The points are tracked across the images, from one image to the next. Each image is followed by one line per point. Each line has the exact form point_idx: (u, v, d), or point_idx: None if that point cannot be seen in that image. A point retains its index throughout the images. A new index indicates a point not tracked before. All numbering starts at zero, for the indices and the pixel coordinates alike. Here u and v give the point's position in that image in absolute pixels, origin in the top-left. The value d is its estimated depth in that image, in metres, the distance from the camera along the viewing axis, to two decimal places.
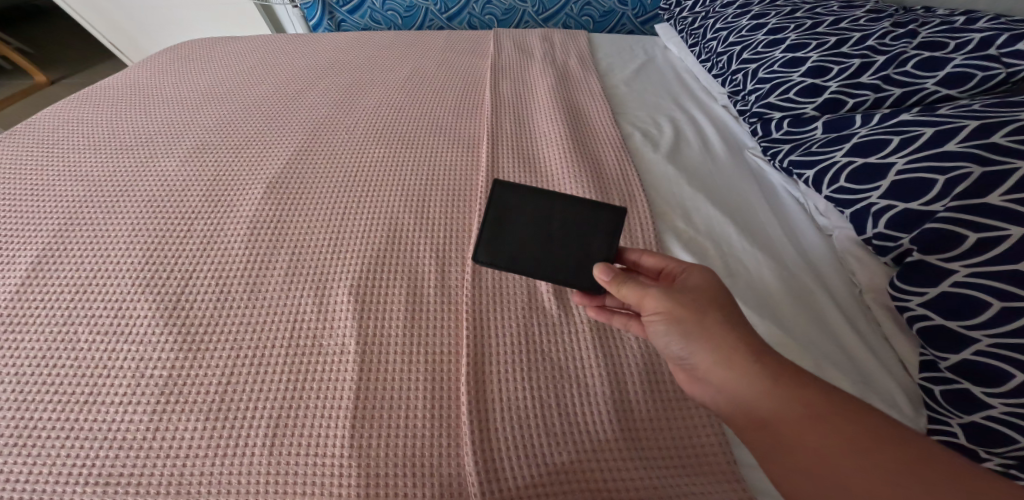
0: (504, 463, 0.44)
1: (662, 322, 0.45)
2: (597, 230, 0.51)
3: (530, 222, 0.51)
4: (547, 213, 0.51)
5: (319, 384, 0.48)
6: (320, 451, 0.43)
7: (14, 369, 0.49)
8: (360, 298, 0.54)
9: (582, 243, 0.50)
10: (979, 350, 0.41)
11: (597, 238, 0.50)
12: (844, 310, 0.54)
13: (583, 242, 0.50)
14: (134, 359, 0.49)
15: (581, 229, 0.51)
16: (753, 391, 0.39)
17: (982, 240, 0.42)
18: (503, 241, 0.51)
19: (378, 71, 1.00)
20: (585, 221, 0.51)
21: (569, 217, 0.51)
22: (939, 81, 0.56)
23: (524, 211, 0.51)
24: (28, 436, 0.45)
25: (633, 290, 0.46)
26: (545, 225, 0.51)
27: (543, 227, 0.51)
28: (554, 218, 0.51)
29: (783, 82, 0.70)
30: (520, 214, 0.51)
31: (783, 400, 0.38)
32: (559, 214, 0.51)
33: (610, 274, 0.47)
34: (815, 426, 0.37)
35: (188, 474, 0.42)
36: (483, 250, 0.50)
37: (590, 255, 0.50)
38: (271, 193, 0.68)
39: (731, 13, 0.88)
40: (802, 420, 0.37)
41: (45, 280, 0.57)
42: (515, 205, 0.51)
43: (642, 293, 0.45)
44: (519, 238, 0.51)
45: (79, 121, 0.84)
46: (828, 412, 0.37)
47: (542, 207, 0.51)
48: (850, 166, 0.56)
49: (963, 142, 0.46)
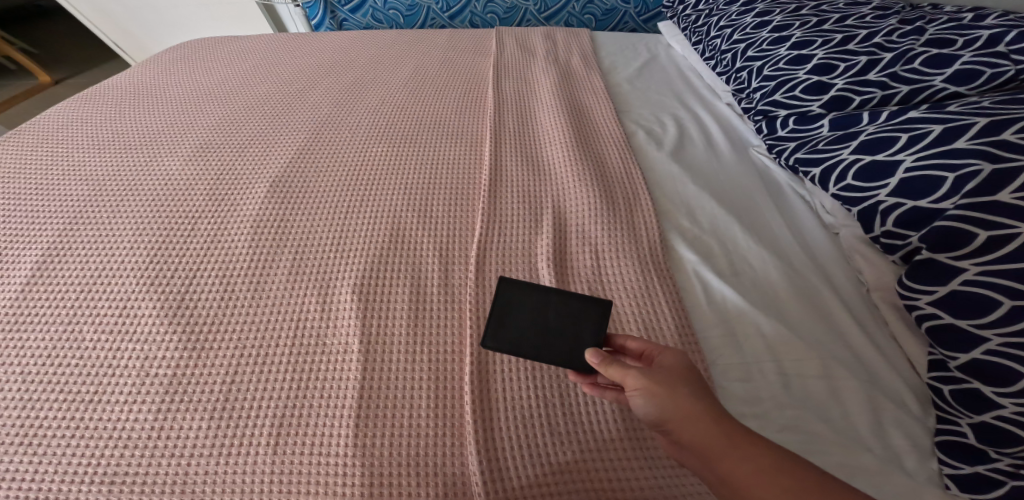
0: (507, 463, 0.43)
1: (640, 392, 0.40)
2: (590, 317, 0.46)
3: (520, 311, 0.47)
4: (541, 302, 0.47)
5: (323, 383, 0.47)
6: (323, 450, 0.43)
7: (20, 367, 0.49)
8: (364, 298, 0.54)
9: (576, 333, 0.46)
10: (989, 350, 0.40)
11: (590, 323, 0.46)
12: (851, 309, 0.53)
13: (576, 331, 0.46)
14: (138, 358, 0.49)
15: (573, 319, 0.46)
16: (708, 443, 0.37)
17: (993, 239, 0.41)
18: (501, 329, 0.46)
19: (380, 69, 1.00)
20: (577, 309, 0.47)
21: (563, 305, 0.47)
22: (947, 78, 0.55)
23: (512, 300, 0.47)
24: (33, 436, 0.45)
25: (620, 370, 0.41)
26: (535, 314, 0.47)
27: (533, 316, 0.46)
28: (545, 306, 0.47)
29: (788, 80, 0.70)
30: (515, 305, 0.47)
31: (736, 451, 0.36)
32: (550, 303, 0.47)
33: (597, 356, 0.42)
34: (764, 476, 0.35)
35: (193, 473, 0.42)
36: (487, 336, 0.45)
37: (581, 332, 0.46)
38: (274, 192, 0.68)
39: (736, 10, 0.87)
40: (755, 474, 0.35)
41: (51, 279, 0.57)
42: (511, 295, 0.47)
43: (628, 373, 0.40)
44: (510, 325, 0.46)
45: (83, 120, 0.85)
46: (774, 464, 0.35)
47: (533, 294, 0.47)
48: (858, 164, 0.55)
49: (972, 140, 0.46)
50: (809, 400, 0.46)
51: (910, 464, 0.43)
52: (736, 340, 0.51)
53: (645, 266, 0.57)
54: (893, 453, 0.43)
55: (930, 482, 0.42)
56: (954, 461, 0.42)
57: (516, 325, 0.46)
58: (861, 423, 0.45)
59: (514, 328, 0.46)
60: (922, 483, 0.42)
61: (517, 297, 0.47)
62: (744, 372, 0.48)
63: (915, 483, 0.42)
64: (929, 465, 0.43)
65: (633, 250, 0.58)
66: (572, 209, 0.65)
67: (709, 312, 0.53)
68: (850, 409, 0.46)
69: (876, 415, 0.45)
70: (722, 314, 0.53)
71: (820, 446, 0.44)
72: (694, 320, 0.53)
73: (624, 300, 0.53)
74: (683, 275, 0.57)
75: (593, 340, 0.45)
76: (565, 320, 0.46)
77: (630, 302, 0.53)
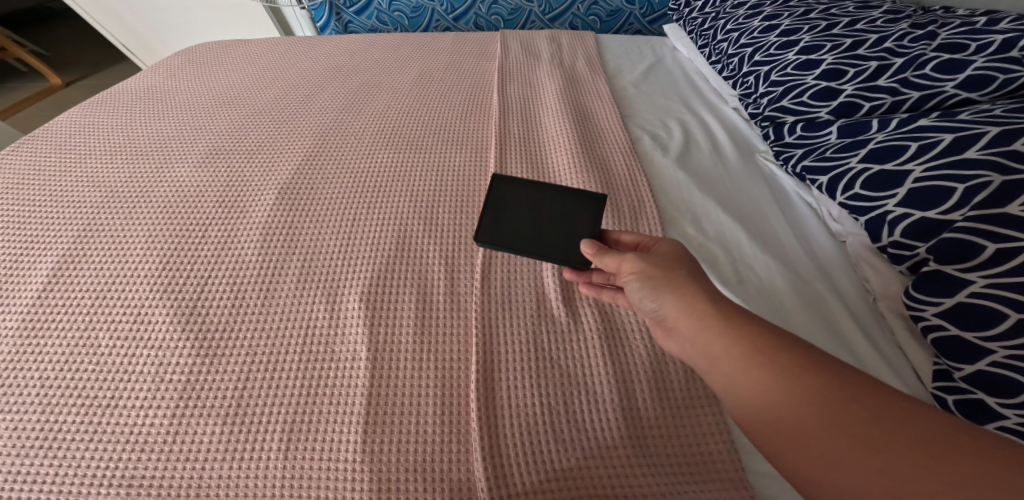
0: (513, 468, 0.44)
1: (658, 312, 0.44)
2: (582, 212, 0.54)
3: (520, 210, 0.55)
4: (538, 207, 0.55)
5: (332, 390, 0.48)
6: (333, 455, 0.44)
7: (37, 373, 0.50)
8: (371, 306, 0.55)
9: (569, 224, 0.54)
10: (994, 362, 0.40)
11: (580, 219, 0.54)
12: (857, 317, 0.53)
13: (572, 225, 0.54)
14: (153, 364, 0.50)
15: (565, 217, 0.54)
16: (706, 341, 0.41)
17: (1001, 251, 0.41)
18: (506, 225, 0.54)
19: (385, 73, 1.01)
20: (567, 210, 0.55)
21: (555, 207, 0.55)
22: (959, 84, 0.55)
23: (513, 200, 0.56)
24: (53, 440, 0.46)
25: (616, 257, 0.47)
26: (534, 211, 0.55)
27: (530, 213, 0.55)
28: (540, 207, 0.55)
29: (796, 86, 0.69)
30: (518, 209, 0.55)
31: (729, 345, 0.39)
32: (545, 203, 0.55)
33: (593, 248, 0.48)
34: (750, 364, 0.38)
35: (207, 477, 0.43)
36: (495, 231, 0.54)
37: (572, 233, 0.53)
38: (282, 199, 0.69)
39: (742, 14, 0.86)
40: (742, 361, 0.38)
41: (66, 286, 0.58)
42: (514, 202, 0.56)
43: (624, 258, 0.47)
44: (511, 223, 0.54)
45: (94, 126, 0.86)
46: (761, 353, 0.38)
47: (531, 200, 0.55)
48: (867, 173, 0.55)
49: (983, 150, 0.46)
50: None
51: None
52: None
53: None
54: None
55: None
56: None
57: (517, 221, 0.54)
58: None
59: (515, 223, 0.54)
60: None
61: (516, 200, 0.56)
62: None
63: None
64: None
65: None
66: None
67: None
68: None
69: None
70: None
71: None
72: None
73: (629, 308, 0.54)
74: None
75: (590, 233, 0.53)
76: (559, 215, 0.54)
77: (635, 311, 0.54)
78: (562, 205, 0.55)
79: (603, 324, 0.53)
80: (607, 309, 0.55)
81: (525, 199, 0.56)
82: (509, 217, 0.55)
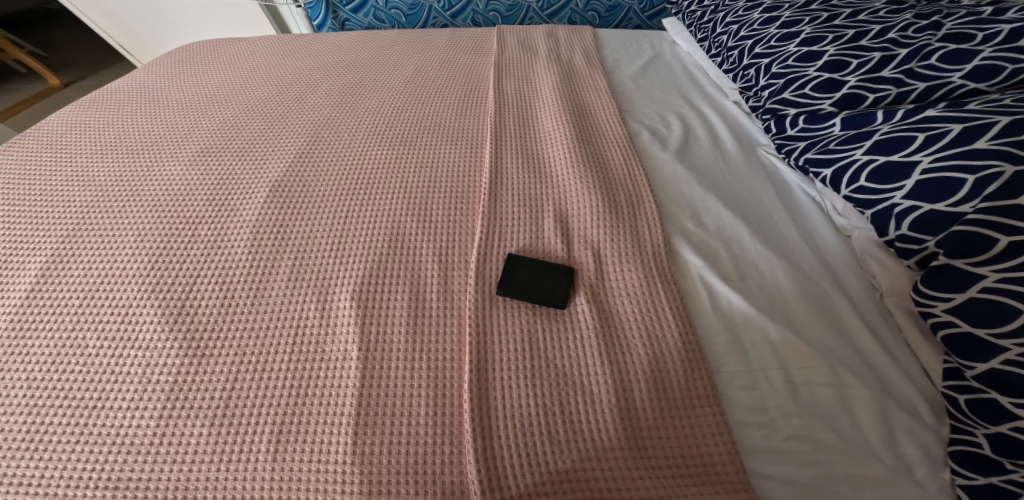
0: (507, 471, 0.42)
1: None
2: (562, 272, 0.55)
3: (521, 274, 0.56)
4: (535, 271, 0.56)
5: (322, 391, 0.47)
6: (322, 457, 0.43)
7: (25, 375, 0.49)
8: (363, 304, 0.53)
9: (554, 281, 0.55)
10: (1007, 360, 0.39)
11: (563, 277, 0.55)
12: (864, 315, 0.51)
13: (555, 281, 0.55)
14: (140, 364, 0.49)
15: (552, 276, 0.55)
16: None
17: (1014, 244, 0.40)
18: (513, 284, 0.54)
19: (380, 70, 0.99)
20: (554, 270, 0.56)
21: (543, 270, 0.56)
22: (966, 74, 0.53)
23: (517, 268, 0.56)
24: (38, 442, 0.45)
25: None
26: (531, 275, 0.56)
27: (528, 277, 0.55)
28: (535, 272, 0.56)
29: (798, 78, 0.68)
30: (519, 272, 0.56)
31: None
32: (538, 268, 0.56)
33: None
34: None
35: (196, 479, 0.42)
36: (504, 290, 0.54)
37: (556, 286, 0.54)
38: (274, 196, 0.68)
39: (742, 6, 0.85)
40: None
41: (54, 287, 0.56)
42: (518, 268, 0.56)
43: None
44: (515, 281, 0.55)
45: (87, 125, 0.85)
46: None
47: (527, 268, 0.56)
48: (872, 165, 0.54)
49: (993, 140, 0.44)
50: (817, 409, 0.45)
51: (921, 473, 0.42)
52: (743, 348, 0.49)
53: (648, 270, 0.55)
54: (904, 462, 0.43)
55: (940, 491, 0.42)
56: (967, 472, 0.41)
57: (519, 280, 0.55)
58: (870, 432, 0.44)
59: (518, 282, 0.55)
60: (933, 492, 0.42)
61: (519, 268, 0.56)
62: (751, 380, 0.47)
63: (925, 493, 0.41)
64: (940, 474, 0.42)
65: (637, 256, 0.57)
66: (575, 212, 0.63)
67: (716, 318, 0.51)
68: (859, 418, 0.44)
69: (888, 425, 0.44)
70: (728, 320, 0.51)
71: (827, 455, 0.43)
72: (699, 326, 0.51)
73: (628, 306, 0.52)
74: (688, 281, 0.55)
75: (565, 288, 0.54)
76: (549, 276, 0.55)
77: (633, 309, 0.52)
78: (548, 267, 0.56)
79: (600, 323, 0.51)
80: (605, 307, 0.53)
81: (524, 267, 0.56)
82: (513, 279, 0.55)
